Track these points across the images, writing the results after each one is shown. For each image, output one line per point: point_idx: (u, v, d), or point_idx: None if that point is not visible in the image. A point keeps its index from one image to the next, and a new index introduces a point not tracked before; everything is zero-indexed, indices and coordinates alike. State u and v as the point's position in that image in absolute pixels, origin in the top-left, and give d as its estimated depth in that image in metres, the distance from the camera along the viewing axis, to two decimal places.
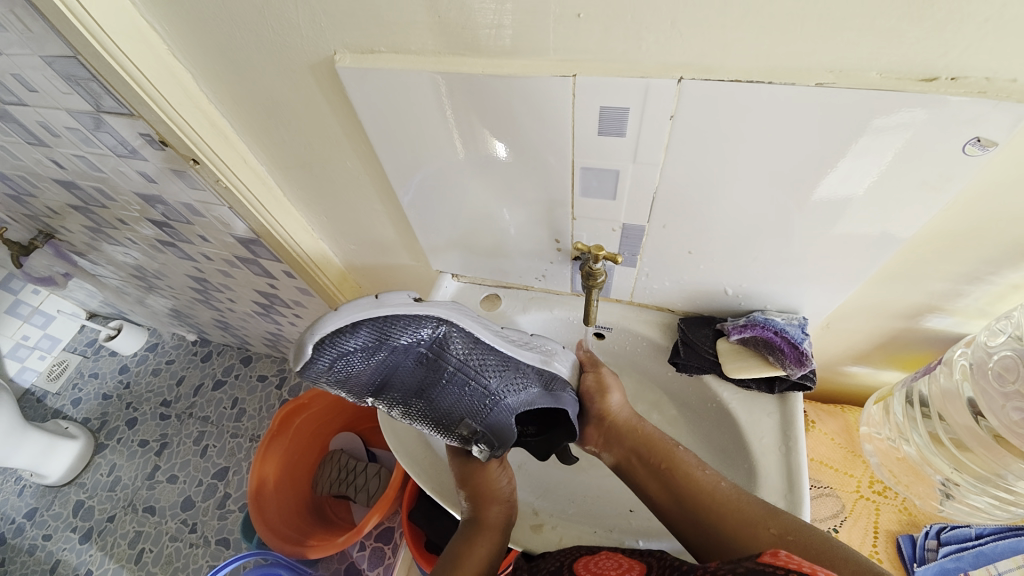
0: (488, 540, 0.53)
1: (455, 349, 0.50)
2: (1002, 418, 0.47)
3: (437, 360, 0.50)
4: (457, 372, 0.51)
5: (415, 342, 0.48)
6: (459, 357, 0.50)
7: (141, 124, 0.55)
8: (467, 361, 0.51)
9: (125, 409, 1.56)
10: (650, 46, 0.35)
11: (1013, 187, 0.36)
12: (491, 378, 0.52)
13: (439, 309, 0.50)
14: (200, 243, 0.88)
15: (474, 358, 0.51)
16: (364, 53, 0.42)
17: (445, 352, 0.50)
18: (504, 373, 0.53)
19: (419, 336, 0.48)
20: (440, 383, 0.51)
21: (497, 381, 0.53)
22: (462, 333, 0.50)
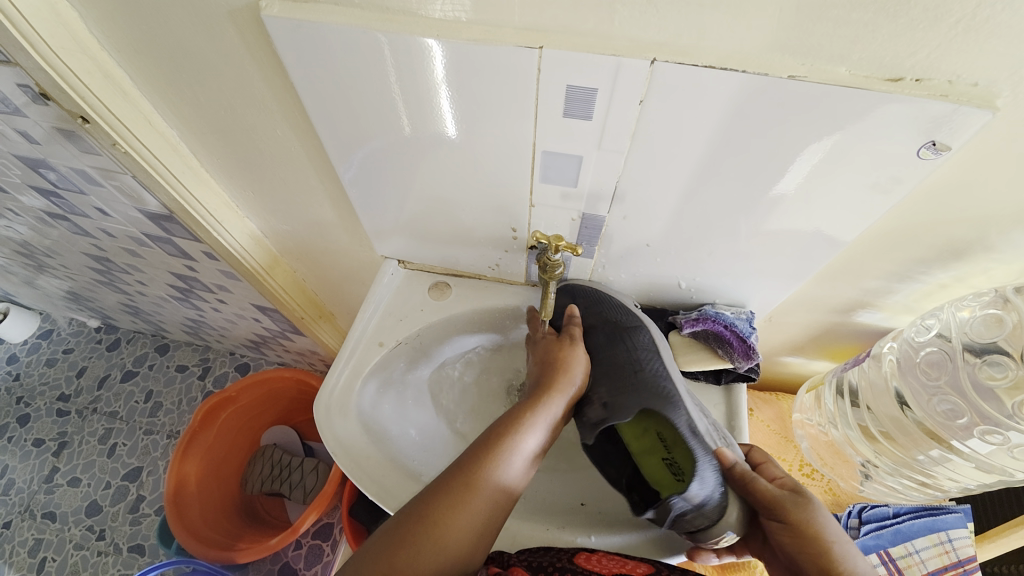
0: (478, 501, 0.45)
1: (653, 347, 0.52)
2: (928, 410, 0.52)
3: (644, 343, 0.53)
4: (644, 350, 0.52)
5: (642, 329, 0.54)
6: (650, 343, 0.53)
7: (20, 74, 0.45)
8: (655, 349, 0.52)
9: (14, 404, 1.36)
10: (624, 21, 0.32)
11: (949, 195, 0.38)
12: (662, 369, 0.51)
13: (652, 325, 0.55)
14: (100, 217, 0.75)
15: (646, 363, 0.52)
16: (297, 3, 0.36)
17: (653, 341, 0.53)
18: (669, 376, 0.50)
19: (646, 332, 0.53)
20: (628, 347, 0.54)
21: (662, 366, 0.51)
22: (655, 339, 0.53)
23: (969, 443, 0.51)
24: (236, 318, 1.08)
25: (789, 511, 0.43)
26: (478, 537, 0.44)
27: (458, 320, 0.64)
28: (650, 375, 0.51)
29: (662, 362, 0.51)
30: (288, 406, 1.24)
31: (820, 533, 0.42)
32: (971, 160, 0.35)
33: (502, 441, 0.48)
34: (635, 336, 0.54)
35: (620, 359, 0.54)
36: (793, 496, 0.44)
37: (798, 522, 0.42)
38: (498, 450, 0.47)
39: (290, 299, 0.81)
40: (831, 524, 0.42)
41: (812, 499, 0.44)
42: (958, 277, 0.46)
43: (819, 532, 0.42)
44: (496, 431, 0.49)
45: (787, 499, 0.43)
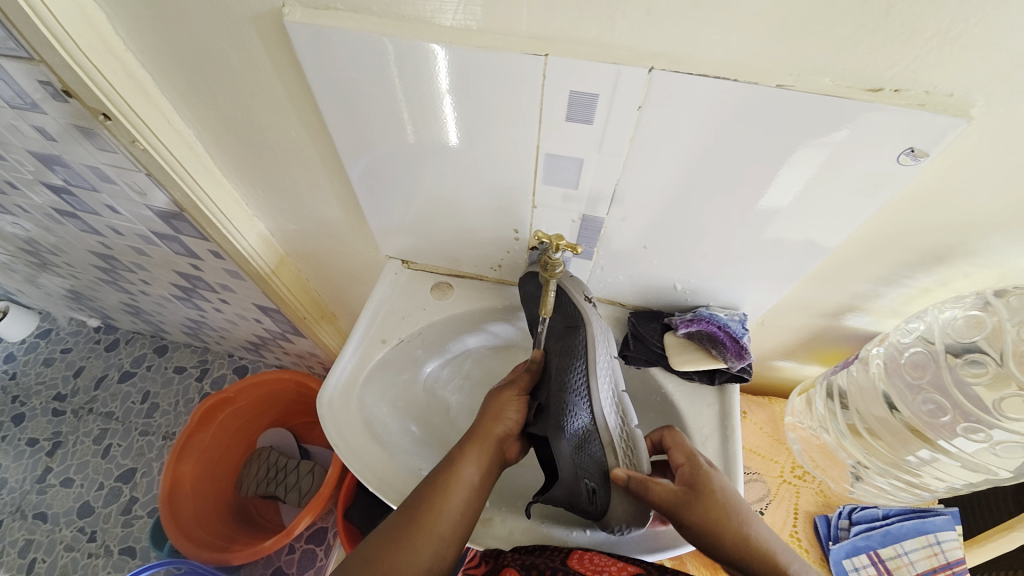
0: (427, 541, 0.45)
1: (582, 353, 0.51)
2: (914, 409, 0.53)
3: (572, 348, 0.52)
4: (571, 357, 0.51)
5: (579, 329, 0.52)
6: (582, 349, 0.51)
7: (43, 71, 0.47)
8: (585, 357, 0.51)
9: (10, 403, 1.36)
10: (624, 31, 0.34)
11: (931, 201, 0.40)
12: (580, 382, 0.50)
13: (597, 327, 0.52)
14: (110, 214, 0.77)
15: (563, 374, 0.51)
16: (317, 9, 0.39)
17: (585, 346, 0.51)
18: (581, 389, 0.50)
19: (578, 331, 0.52)
20: (558, 352, 0.53)
21: (581, 378, 0.50)
22: (587, 343, 0.51)
23: (955, 442, 0.52)
24: (237, 318, 1.09)
25: (682, 515, 0.46)
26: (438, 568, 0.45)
27: (459, 319, 0.65)
28: (563, 388, 0.51)
29: (585, 373, 0.50)
30: (286, 408, 1.25)
31: (718, 530, 0.45)
32: (949, 167, 0.38)
33: (440, 487, 0.48)
34: (572, 339, 0.52)
35: (553, 365, 0.53)
36: (687, 497, 0.47)
37: (696, 524, 0.46)
38: (445, 486, 0.48)
39: (294, 299, 0.82)
40: (728, 516, 0.46)
41: (705, 490, 0.47)
42: (941, 281, 0.48)
43: (716, 528, 0.45)
44: (426, 486, 0.48)
45: (681, 503, 0.46)
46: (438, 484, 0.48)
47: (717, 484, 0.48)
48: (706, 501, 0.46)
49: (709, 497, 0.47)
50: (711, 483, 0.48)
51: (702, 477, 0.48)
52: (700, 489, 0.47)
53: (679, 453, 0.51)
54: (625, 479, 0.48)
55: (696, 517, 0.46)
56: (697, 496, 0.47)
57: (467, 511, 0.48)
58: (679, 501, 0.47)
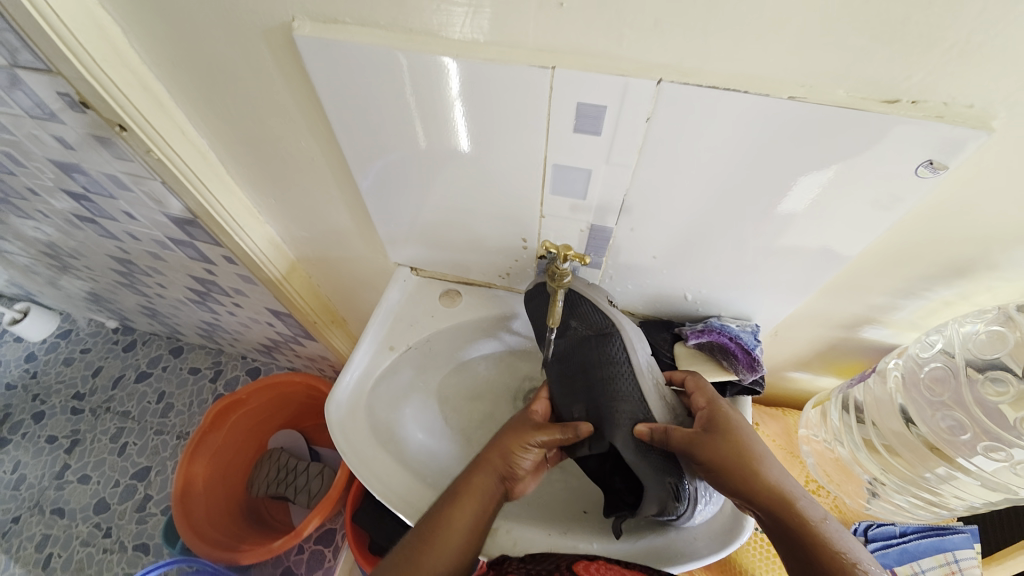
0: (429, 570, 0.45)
1: (621, 358, 0.51)
2: (931, 425, 0.52)
3: (609, 355, 0.52)
4: (612, 364, 0.51)
5: (612, 334, 0.52)
6: (621, 355, 0.51)
7: (62, 83, 0.48)
8: (625, 361, 0.51)
9: (31, 401, 1.40)
10: (632, 43, 0.34)
11: (951, 214, 0.39)
12: (627, 386, 0.50)
13: (631, 329, 0.52)
14: (127, 220, 0.79)
15: (610, 381, 0.51)
16: (326, 22, 0.39)
17: (623, 351, 0.51)
18: (631, 394, 0.50)
19: (612, 336, 0.52)
20: (593, 360, 0.53)
21: (628, 383, 0.50)
22: (624, 346, 0.51)
23: (975, 461, 0.51)
24: (249, 322, 1.10)
25: (703, 445, 0.45)
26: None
27: (467, 326, 0.65)
28: (612, 396, 0.51)
29: (632, 378, 0.50)
30: (297, 410, 1.26)
31: (734, 465, 0.45)
32: (970, 179, 0.36)
33: (441, 526, 0.47)
34: (606, 346, 0.52)
35: (590, 375, 0.53)
36: (706, 437, 0.46)
37: (710, 461, 0.45)
38: (447, 515, 0.48)
39: (304, 304, 0.83)
40: (745, 454, 0.45)
41: (723, 425, 0.47)
42: (962, 294, 0.46)
43: (733, 464, 0.45)
44: (425, 523, 0.48)
45: (700, 441, 0.46)
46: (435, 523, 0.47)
47: (735, 423, 0.48)
48: (724, 439, 0.46)
49: (728, 432, 0.46)
50: (730, 421, 0.48)
51: (721, 414, 0.48)
52: (721, 428, 0.47)
53: (701, 398, 0.51)
54: (650, 433, 0.48)
55: (714, 454, 0.45)
56: (714, 433, 0.47)
57: (470, 540, 0.47)
58: (700, 438, 0.46)
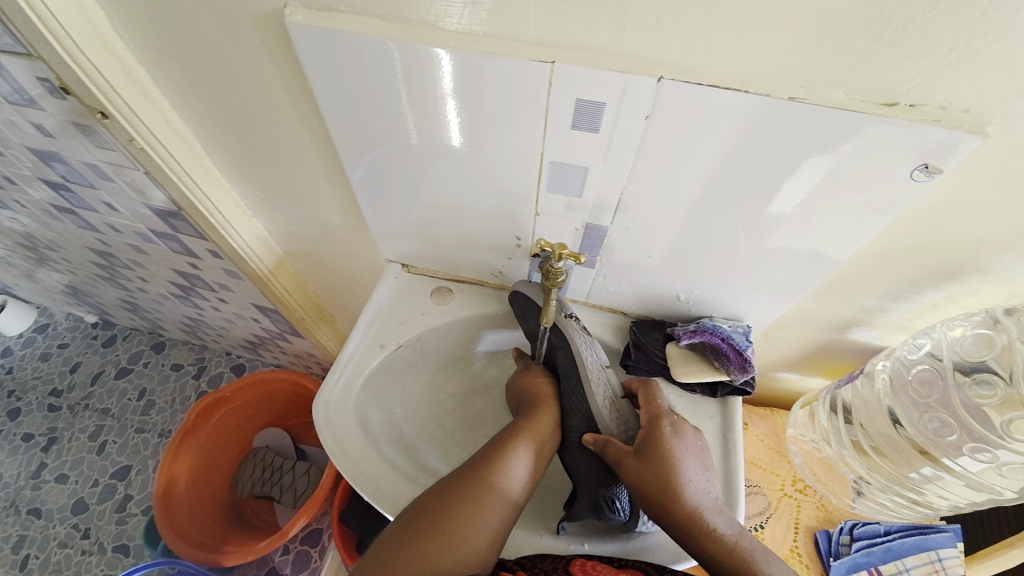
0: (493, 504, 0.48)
1: (573, 373, 0.55)
2: (919, 427, 0.53)
3: (565, 370, 0.56)
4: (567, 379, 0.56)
5: (565, 350, 0.56)
6: (573, 370, 0.55)
7: (41, 67, 0.47)
8: (575, 377, 0.55)
9: (6, 398, 1.36)
10: (634, 40, 0.34)
11: (942, 217, 0.40)
12: (575, 401, 0.55)
13: (582, 343, 0.55)
14: (108, 212, 0.76)
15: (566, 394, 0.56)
16: (320, 11, 0.38)
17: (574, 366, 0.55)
18: (579, 409, 0.55)
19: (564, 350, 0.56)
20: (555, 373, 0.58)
21: (577, 399, 0.55)
22: (575, 362, 0.54)
23: (959, 461, 0.52)
24: (235, 318, 1.08)
25: (627, 467, 0.50)
26: (484, 547, 0.47)
27: (459, 324, 0.65)
28: (567, 408, 0.56)
29: (582, 395, 0.54)
30: (283, 408, 1.24)
31: (654, 490, 0.48)
32: (962, 183, 0.37)
33: (454, 505, 0.47)
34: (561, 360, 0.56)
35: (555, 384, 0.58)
36: (635, 458, 0.50)
37: (630, 480, 0.49)
38: (494, 459, 0.51)
39: (293, 300, 0.82)
40: (667, 482, 0.48)
41: (657, 449, 0.50)
42: (950, 297, 0.47)
43: (654, 489, 0.48)
44: (430, 501, 0.48)
45: (627, 462, 0.50)
46: (453, 503, 0.47)
47: (670, 450, 0.50)
48: (651, 465, 0.49)
49: (658, 458, 0.49)
50: (664, 448, 0.50)
51: (661, 438, 0.50)
52: (652, 453, 0.50)
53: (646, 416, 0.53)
54: (592, 443, 0.52)
55: (637, 476, 0.49)
56: (646, 455, 0.50)
57: (504, 506, 0.49)
58: (626, 461, 0.50)
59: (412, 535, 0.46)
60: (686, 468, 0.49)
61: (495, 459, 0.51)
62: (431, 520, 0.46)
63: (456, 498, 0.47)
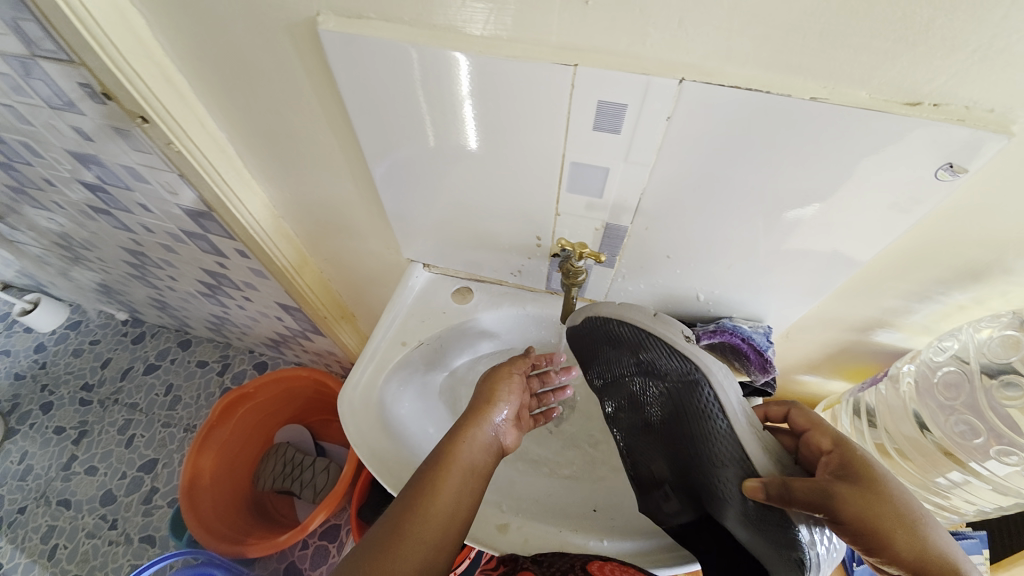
0: (456, 470, 0.48)
1: (706, 405, 0.44)
2: (946, 430, 0.52)
3: (695, 407, 0.45)
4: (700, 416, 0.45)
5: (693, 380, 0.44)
6: (709, 403, 0.43)
7: (84, 74, 0.49)
8: (712, 414, 0.43)
9: (40, 392, 1.41)
10: (656, 42, 0.34)
11: (968, 217, 0.39)
12: (723, 444, 0.44)
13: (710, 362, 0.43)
14: (141, 212, 0.79)
15: (699, 438, 0.46)
16: (350, 18, 0.39)
17: (699, 397, 0.44)
18: (729, 455, 0.44)
19: (685, 378, 0.44)
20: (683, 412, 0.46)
21: (726, 441, 0.43)
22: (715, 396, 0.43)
23: (987, 465, 0.51)
24: (258, 316, 1.11)
25: (846, 498, 0.38)
26: (445, 545, 0.44)
27: (479, 323, 0.66)
28: (709, 454, 0.45)
29: (733, 437, 0.43)
30: (303, 404, 1.27)
31: (883, 523, 0.37)
32: (987, 184, 0.36)
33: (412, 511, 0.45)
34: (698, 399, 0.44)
35: (679, 427, 0.48)
36: (841, 487, 0.38)
37: (852, 513, 0.37)
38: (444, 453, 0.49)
39: (315, 298, 0.84)
40: (897, 513, 0.37)
41: (869, 469, 0.40)
42: (977, 299, 0.46)
43: (876, 526, 0.37)
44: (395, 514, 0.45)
45: (841, 490, 0.38)
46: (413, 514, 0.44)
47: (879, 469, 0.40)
48: (867, 491, 0.38)
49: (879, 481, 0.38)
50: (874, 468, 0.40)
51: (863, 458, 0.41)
52: (862, 473, 0.39)
53: (825, 439, 0.44)
54: (764, 491, 0.40)
55: (851, 508, 0.37)
56: (857, 480, 0.39)
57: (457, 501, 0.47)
58: (837, 487, 0.38)
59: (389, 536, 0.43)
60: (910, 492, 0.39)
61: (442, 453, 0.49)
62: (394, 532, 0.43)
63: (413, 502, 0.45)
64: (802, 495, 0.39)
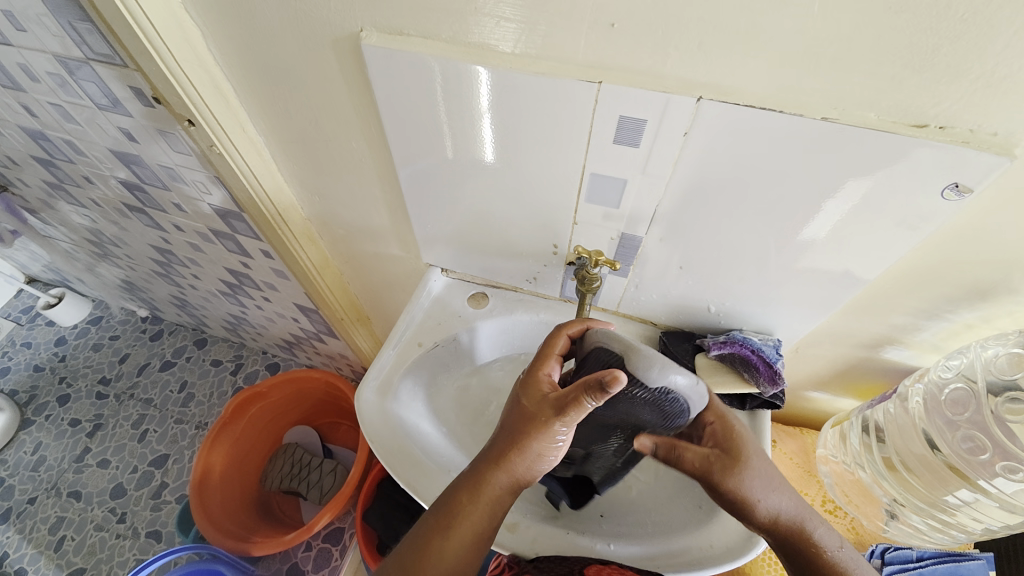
0: (473, 513, 0.45)
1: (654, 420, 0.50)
2: (954, 448, 0.53)
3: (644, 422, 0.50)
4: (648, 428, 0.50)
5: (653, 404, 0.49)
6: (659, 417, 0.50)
7: (136, 78, 0.53)
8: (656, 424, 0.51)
9: (58, 384, 1.45)
10: (676, 63, 0.37)
11: (974, 236, 0.41)
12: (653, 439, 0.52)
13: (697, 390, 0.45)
14: (174, 211, 0.83)
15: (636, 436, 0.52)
16: (391, 34, 0.42)
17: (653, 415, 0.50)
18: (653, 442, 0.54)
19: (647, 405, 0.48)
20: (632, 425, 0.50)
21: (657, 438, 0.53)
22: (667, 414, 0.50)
23: (994, 482, 0.51)
24: (275, 316, 1.14)
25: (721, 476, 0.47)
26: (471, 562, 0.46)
27: (493, 327, 0.68)
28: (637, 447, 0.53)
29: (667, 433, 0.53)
30: (314, 406, 1.29)
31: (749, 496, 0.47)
32: (993, 205, 0.38)
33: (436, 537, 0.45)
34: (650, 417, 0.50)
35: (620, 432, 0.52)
36: (720, 465, 0.47)
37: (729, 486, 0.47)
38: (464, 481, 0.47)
39: (334, 300, 0.87)
40: (757, 486, 0.47)
41: (743, 450, 0.47)
42: (985, 318, 0.47)
43: (746, 496, 0.47)
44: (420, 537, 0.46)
45: (716, 467, 0.47)
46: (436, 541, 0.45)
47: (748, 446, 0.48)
48: (738, 467, 0.47)
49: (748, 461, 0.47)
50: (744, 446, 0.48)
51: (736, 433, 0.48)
52: (734, 451, 0.47)
53: (711, 411, 0.49)
54: (654, 451, 0.50)
55: (726, 483, 0.47)
56: (730, 459, 0.47)
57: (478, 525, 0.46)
58: (715, 466, 0.47)
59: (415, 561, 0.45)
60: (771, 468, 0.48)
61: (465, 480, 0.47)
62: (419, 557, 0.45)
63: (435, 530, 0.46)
64: (688, 463, 0.48)
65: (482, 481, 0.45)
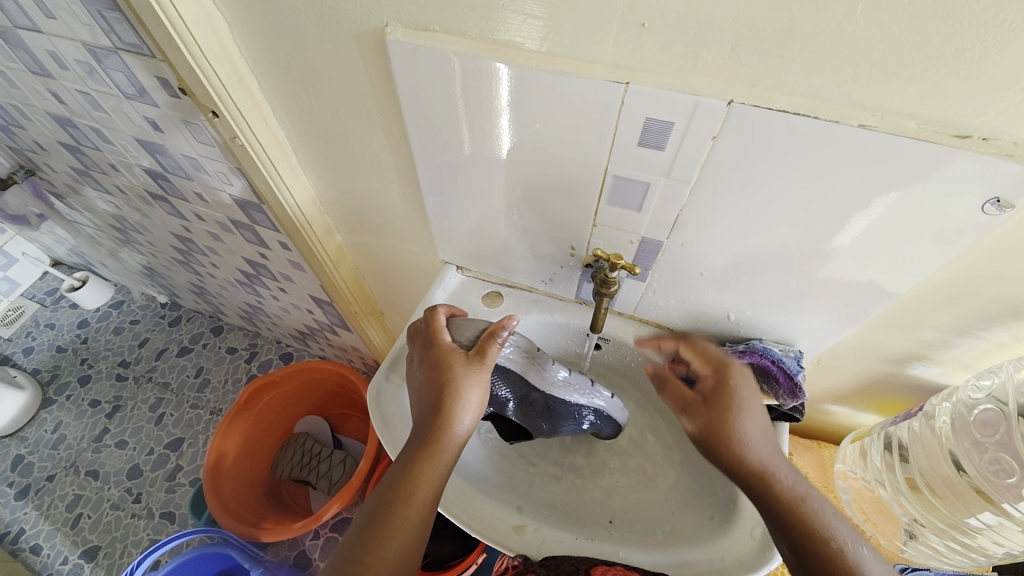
0: (425, 475, 0.47)
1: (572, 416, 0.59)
2: (981, 470, 0.51)
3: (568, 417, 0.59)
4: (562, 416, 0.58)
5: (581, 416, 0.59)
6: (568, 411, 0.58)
7: (162, 69, 0.53)
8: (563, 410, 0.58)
9: (79, 364, 1.48)
10: (707, 65, 0.36)
11: (1013, 253, 0.39)
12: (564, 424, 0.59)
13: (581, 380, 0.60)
14: (195, 200, 0.84)
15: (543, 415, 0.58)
16: (416, 29, 0.42)
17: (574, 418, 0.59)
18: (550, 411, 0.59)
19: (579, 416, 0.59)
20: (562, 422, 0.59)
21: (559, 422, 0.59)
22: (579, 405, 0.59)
23: (1022, 507, 0.49)
24: (291, 307, 1.15)
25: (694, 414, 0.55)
26: (428, 527, 0.47)
27: None
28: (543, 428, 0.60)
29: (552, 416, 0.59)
30: (326, 397, 1.31)
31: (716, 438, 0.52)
32: None
33: (389, 510, 0.46)
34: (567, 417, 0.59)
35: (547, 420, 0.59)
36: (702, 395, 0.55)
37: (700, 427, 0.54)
38: (420, 449, 0.48)
39: (348, 293, 0.87)
40: (727, 429, 0.51)
41: (728, 387, 0.54)
42: (1019, 337, 0.45)
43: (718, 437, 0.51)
44: (376, 513, 0.46)
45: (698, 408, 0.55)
46: (392, 515, 0.46)
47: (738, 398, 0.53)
48: (711, 412, 0.53)
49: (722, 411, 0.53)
50: (732, 395, 0.53)
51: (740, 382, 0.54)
52: (720, 403, 0.53)
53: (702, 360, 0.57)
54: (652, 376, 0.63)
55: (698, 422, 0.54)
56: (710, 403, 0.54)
57: (434, 490, 0.47)
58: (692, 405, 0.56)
59: (371, 538, 0.45)
60: (756, 424, 0.51)
61: (422, 446, 0.48)
62: (375, 531, 0.45)
63: (394, 503, 0.46)
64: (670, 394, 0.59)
65: (435, 429, 0.49)
